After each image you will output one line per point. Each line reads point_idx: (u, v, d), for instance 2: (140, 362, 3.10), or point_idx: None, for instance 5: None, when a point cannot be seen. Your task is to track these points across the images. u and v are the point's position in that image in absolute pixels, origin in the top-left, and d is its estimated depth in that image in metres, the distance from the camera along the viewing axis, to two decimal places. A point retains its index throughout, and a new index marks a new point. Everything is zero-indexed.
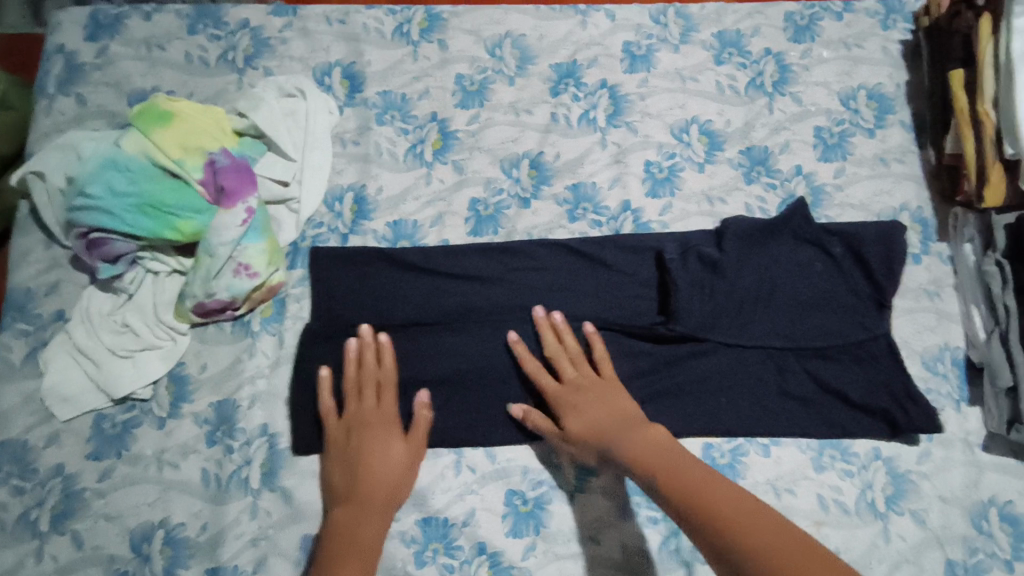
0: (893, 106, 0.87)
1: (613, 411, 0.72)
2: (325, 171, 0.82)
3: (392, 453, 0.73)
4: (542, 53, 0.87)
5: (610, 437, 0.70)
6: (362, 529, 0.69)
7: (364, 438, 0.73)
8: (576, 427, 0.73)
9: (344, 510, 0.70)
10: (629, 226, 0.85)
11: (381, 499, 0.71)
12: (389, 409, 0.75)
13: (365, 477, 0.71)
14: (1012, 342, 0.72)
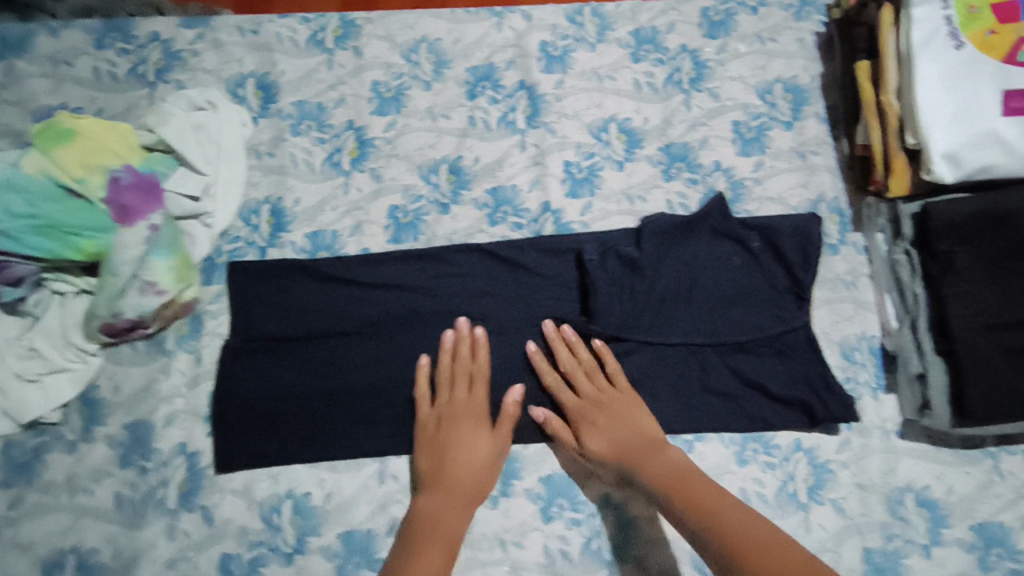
0: (808, 98, 0.88)
1: (636, 430, 0.75)
2: (241, 184, 0.81)
3: (480, 446, 0.75)
4: (457, 57, 0.87)
5: (637, 455, 0.73)
6: (445, 520, 0.71)
7: (451, 432, 0.75)
8: (595, 445, 0.75)
9: (430, 497, 0.73)
10: (549, 227, 0.85)
11: (467, 491, 0.73)
12: (479, 401, 0.77)
13: (450, 469, 0.74)
14: (921, 330, 0.74)
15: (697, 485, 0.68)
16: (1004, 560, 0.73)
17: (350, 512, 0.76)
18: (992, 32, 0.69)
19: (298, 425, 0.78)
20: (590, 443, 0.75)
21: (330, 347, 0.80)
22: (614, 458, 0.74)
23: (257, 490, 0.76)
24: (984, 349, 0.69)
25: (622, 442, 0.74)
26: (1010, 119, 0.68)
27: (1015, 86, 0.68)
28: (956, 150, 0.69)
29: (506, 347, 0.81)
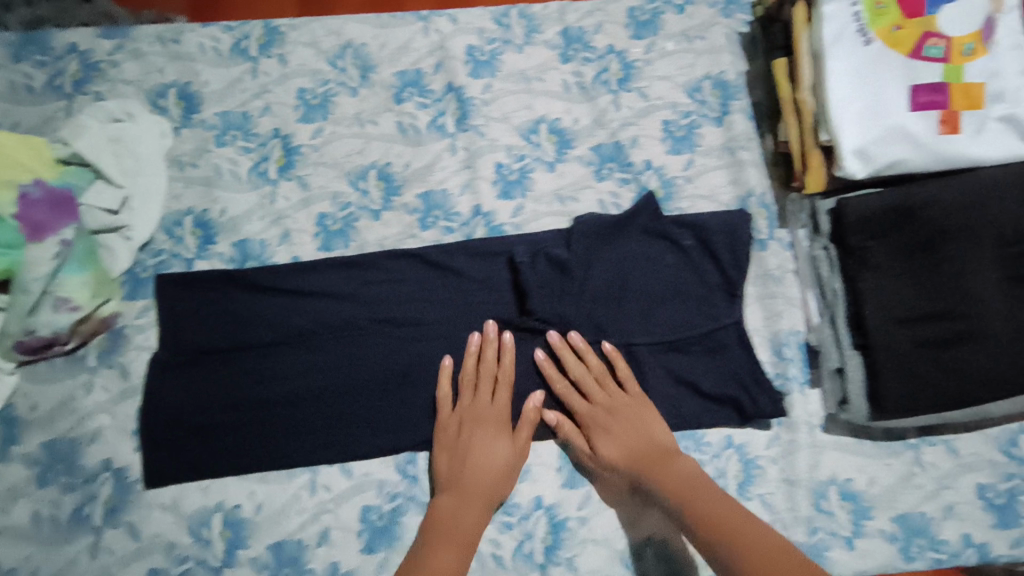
0: (736, 93, 0.88)
1: (650, 438, 0.76)
2: (162, 195, 0.80)
3: (497, 451, 0.75)
4: (383, 62, 0.87)
5: (650, 463, 0.74)
6: (458, 521, 0.73)
7: (469, 437, 0.76)
8: (607, 451, 0.76)
9: (448, 499, 0.74)
10: (481, 231, 0.84)
11: (483, 495, 0.74)
12: (502, 406, 0.77)
13: (467, 473, 0.74)
14: (841, 324, 0.76)
15: (710, 499, 0.69)
16: (926, 551, 0.76)
17: (280, 523, 0.75)
18: (898, 27, 0.70)
19: (229, 437, 0.77)
20: (602, 449, 0.76)
21: (261, 357, 0.78)
22: (626, 464, 0.75)
23: (186, 504, 0.75)
24: (899, 342, 0.71)
25: (636, 449, 0.75)
26: (916, 114, 0.70)
27: (921, 80, 0.70)
28: (866, 146, 0.70)
29: (439, 353, 0.80)
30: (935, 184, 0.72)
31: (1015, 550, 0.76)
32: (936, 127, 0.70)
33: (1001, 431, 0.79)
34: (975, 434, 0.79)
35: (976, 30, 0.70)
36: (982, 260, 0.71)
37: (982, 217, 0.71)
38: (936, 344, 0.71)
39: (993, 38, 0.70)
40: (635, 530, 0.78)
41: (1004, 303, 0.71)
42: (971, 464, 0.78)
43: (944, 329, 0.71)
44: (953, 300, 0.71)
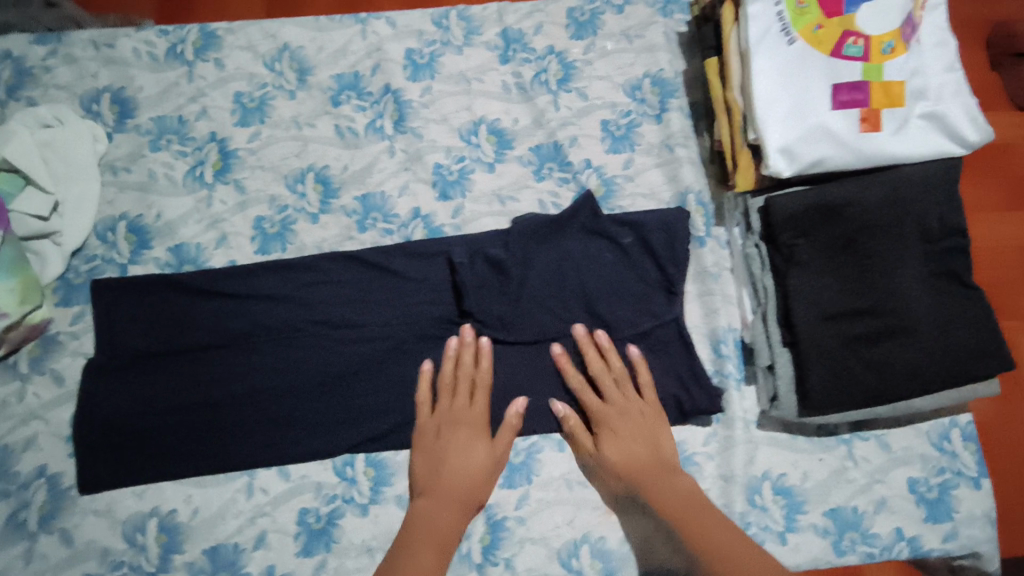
0: (675, 91, 0.88)
1: (650, 446, 0.76)
2: (95, 200, 0.81)
3: (476, 455, 0.76)
4: (320, 65, 0.87)
5: (643, 469, 0.75)
6: (438, 523, 0.72)
7: (456, 442, 0.76)
8: (612, 452, 0.76)
9: (426, 502, 0.74)
10: (420, 233, 0.84)
11: (460, 498, 0.74)
12: (480, 409, 0.77)
13: (446, 475, 0.75)
14: (771, 322, 0.76)
15: (705, 516, 0.71)
16: (858, 544, 0.77)
17: (216, 527, 0.75)
18: (819, 27, 0.71)
19: (166, 440, 0.76)
20: (606, 449, 0.76)
21: (199, 360, 0.78)
22: (622, 468, 0.75)
23: (121, 509, 0.76)
24: (825, 340, 0.72)
25: (635, 455, 0.75)
26: (838, 113, 0.70)
27: (843, 79, 0.71)
28: (792, 144, 0.70)
29: (377, 354, 0.79)
30: (861, 182, 0.72)
31: (946, 544, 0.77)
32: (858, 125, 0.71)
33: (932, 425, 0.80)
34: (909, 429, 0.80)
35: (896, 28, 0.71)
36: (906, 257, 0.72)
37: (906, 214, 0.72)
38: (863, 340, 0.72)
39: (913, 36, 0.72)
40: (572, 529, 0.78)
41: (928, 299, 0.72)
42: (902, 459, 0.79)
43: (871, 326, 0.72)
44: (880, 297, 0.72)
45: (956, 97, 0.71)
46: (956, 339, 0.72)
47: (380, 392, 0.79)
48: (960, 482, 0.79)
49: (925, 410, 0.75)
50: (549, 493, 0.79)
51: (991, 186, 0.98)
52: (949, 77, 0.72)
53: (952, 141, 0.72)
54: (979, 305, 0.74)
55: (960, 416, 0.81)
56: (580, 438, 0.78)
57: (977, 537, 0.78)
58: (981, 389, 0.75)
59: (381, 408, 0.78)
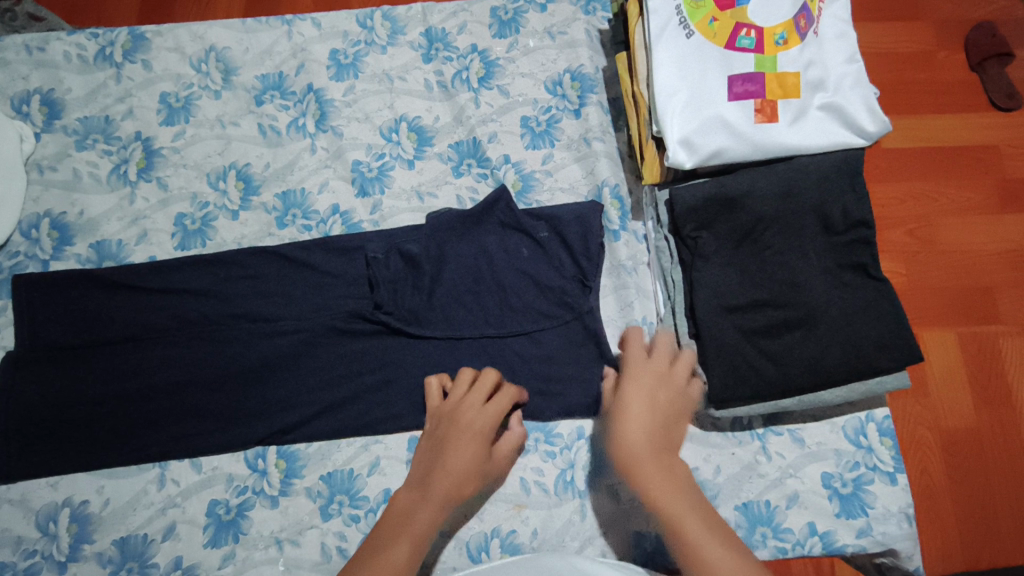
0: (595, 86, 0.89)
1: (669, 430, 0.64)
2: (19, 198, 0.84)
3: (470, 455, 0.69)
4: (245, 65, 0.90)
5: (640, 446, 0.61)
6: (414, 517, 0.67)
7: (459, 434, 0.70)
8: (631, 400, 0.64)
9: (408, 495, 0.69)
10: (337, 228, 0.84)
11: (443, 497, 0.67)
12: (490, 414, 0.71)
13: (437, 470, 0.69)
14: (679, 313, 0.76)
15: (705, 522, 0.58)
16: (769, 539, 0.74)
17: (127, 517, 0.76)
18: (713, 19, 0.72)
19: (79, 431, 0.76)
20: (623, 400, 0.65)
21: (117, 351, 0.78)
22: (622, 437, 0.62)
23: (35, 499, 0.76)
24: (726, 331, 0.72)
25: (640, 422, 0.63)
26: (733, 104, 0.71)
27: (736, 71, 0.72)
28: (689, 135, 0.71)
29: (291, 348, 0.78)
30: (763, 174, 0.73)
31: (860, 540, 0.73)
32: (753, 116, 0.72)
33: (848, 419, 0.77)
34: (824, 424, 0.77)
35: (789, 19, 0.73)
36: (806, 249, 0.72)
37: (803, 205, 0.72)
38: (763, 332, 0.72)
39: (810, 27, 0.73)
40: (481, 523, 0.76)
41: (836, 291, 0.72)
42: (816, 454, 0.76)
43: (772, 318, 0.72)
44: (780, 289, 0.72)
45: (855, 88, 0.72)
46: (861, 332, 0.71)
47: (292, 385, 0.78)
48: (875, 477, 0.75)
49: (832, 403, 0.74)
50: None
51: (979, 188, 1.03)
52: (849, 68, 0.73)
53: (852, 132, 0.73)
54: (890, 298, 0.73)
55: (877, 410, 0.77)
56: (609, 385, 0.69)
57: (892, 534, 0.73)
58: (889, 380, 0.73)
59: (292, 401, 0.78)
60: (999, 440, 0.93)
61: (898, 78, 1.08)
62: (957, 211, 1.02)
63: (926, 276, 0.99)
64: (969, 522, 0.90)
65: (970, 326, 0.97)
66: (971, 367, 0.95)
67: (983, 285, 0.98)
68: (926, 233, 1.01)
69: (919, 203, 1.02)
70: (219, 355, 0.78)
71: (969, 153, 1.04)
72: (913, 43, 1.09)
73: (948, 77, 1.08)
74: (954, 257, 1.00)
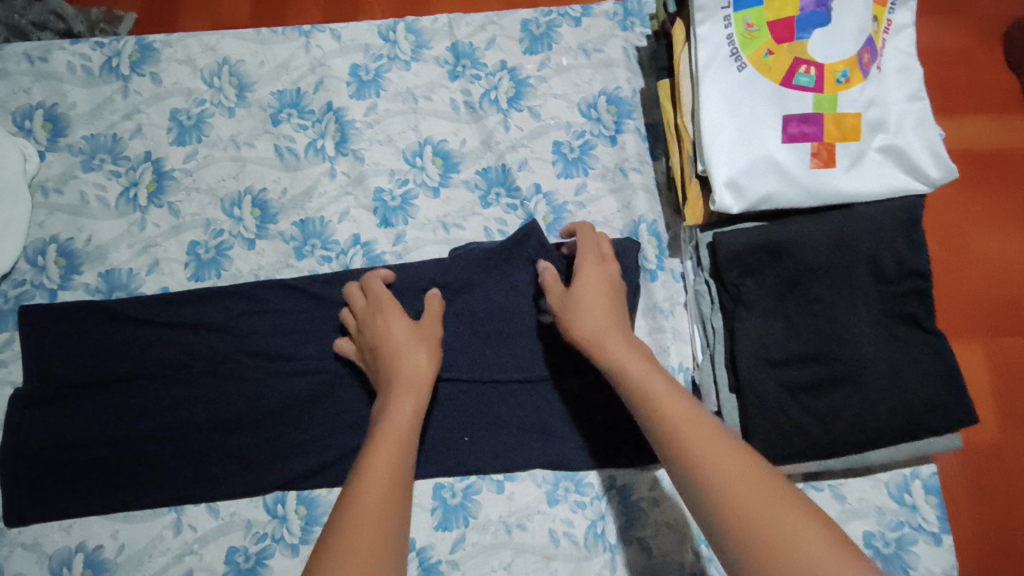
0: (632, 111, 0.84)
1: (617, 316, 0.65)
2: (24, 222, 0.79)
3: (398, 325, 0.68)
4: (261, 80, 0.84)
5: (595, 325, 0.64)
6: (392, 412, 0.59)
7: (387, 313, 0.69)
8: (581, 289, 0.67)
9: (388, 398, 0.62)
10: (359, 260, 0.80)
11: (405, 382, 0.62)
12: (384, 294, 0.71)
13: (391, 361, 0.65)
14: (719, 364, 0.72)
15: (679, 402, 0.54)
16: None
17: (143, 563, 0.73)
18: (769, 53, 0.67)
19: (94, 472, 0.74)
20: (577, 292, 0.67)
21: (129, 389, 0.75)
22: (581, 323, 0.65)
23: (47, 543, 0.73)
24: (768, 386, 0.68)
25: (594, 310, 0.65)
26: (787, 146, 0.66)
27: (792, 110, 0.67)
28: (737, 177, 0.66)
29: (311, 389, 0.75)
30: (813, 221, 0.68)
31: None
32: (809, 160, 0.67)
33: (891, 475, 0.74)
34: (865, 478, 0.75)
35: (852, 55, 0.67)
36: (857, 301, 0.68)
37: (855, 256, 0.68)
38: (808, 389, 0.68)
39: (873, 63, 0.67)
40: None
41: (886, 346, 0.68)
42: (858, 511, 0.73)
43: (819, 373, 0.68)
44: (827, 344, 0.68)
45: (917, 129, 0.67)
46: (913, 391, 0.67)
47: (312, 428, 0.75)
48: (919, 537, 0.72)
49: (878, 462, 0.70)
50: (486, 537, 0.74)
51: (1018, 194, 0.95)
52: (911, 107, 0.67)
53: (913, 176, 0.68)
54: (942, 354, 0.68)
55: (922, 467, 0.74)
56: (551, 286, 0.70)
57: None
58: (939, 442, 0.70)
59: (312, 445, 0.75)
60: (1022, 461, 0.83)
61: (939, 76, 0.99)
62: (994, 219, 0.93)
63: (950, 287, 0.91)
64: (989, 548, 0.80)
65: (994, 336, 0.89)
66: (997, 379, 0.87)
67: (1010, 298, 0.90)
68: (954, 243, 0.93)
69: (949, 210, 0.94)
70: (236, 394, 0.75)
71: (1011, 163, 0.96)
72: (957, 38, 1.01)
73: (995, 78, 0.99)
74: (983, 267, 0.92)
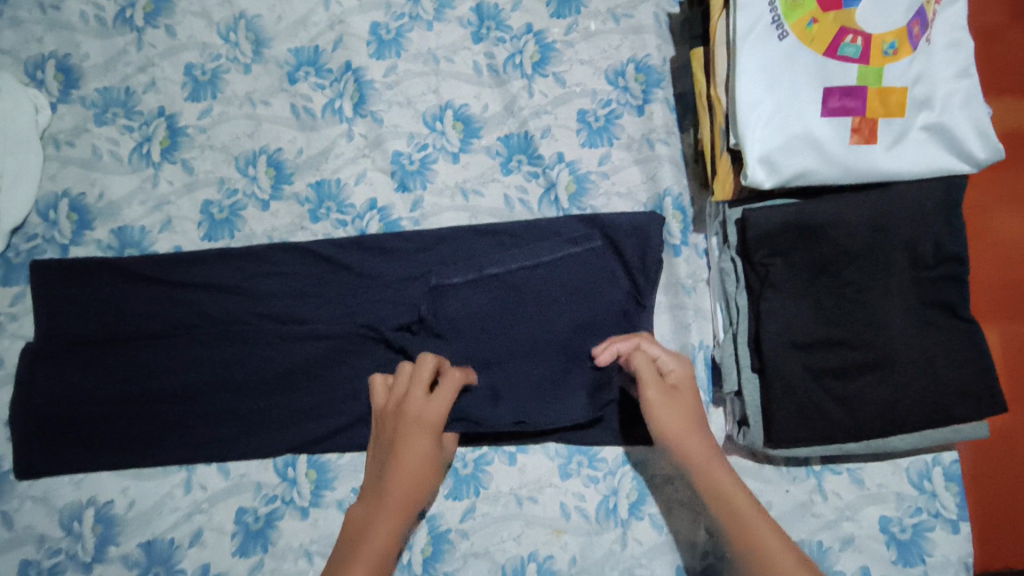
0: (661, 80, 0.81)
1: (704, 430, 0.63)
2: (35, 174, 0.78)
3: (421, 449, 0.65)
4: (278, 36, 0.81)
5: (699, 444, 0.62)
6: (376, 525, 0.62)
7: (418, 424, 0.65)
8: (684, 406, 0.64)
9: (372, 499, 0.64)
10: (375, 225, 0.78)
11: (401, 501, 0.63)
12: (435, 404, 0.66)
13: (393, 476, 0.64)
14: (741, 343, 0.70)
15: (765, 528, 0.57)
16: None
17: (154, 521, 0.74)
18: (814, 22, 0.64)
19: (106, 429, 0.73)
20: (685, 402, 0.64)
21: (141, 349, 0.74)
22: (680, 439, 0.62)
23: (58, 497, 0.74)
24: (793, 367, 0.66)
25: (686, 429, 0.63)
26: (826, 120, 0.64)
27: (835, 83, 0.64)
28: (772, 153, 0.64)
29: (323, 355, 0.74)
30: (850, 199, 0.66)
31: None
32: (849, 137, 0.64)
33: (912, 461, 0.73)
34: (885, 463, 0.73)
35: (901, 26, 0.64)
36: (891, 285, 0.66)
37: (891, 238, 0.65)
38: (834, 373, 0.67)
39: (922, 35, 0.64)
40: (518, 546, 0.73)
41: (917, 333, 0.66)
42: (875, 496, 0.72)
43: (847, 357, 0.66)
44: (857, 329, 0.66)
45: (966, 108, 0.64)
46: (944, 378, 0.66)
47: (323, 393, 0.74)
48: (935, 524, 0.72)
49: (901, 449, 0.69)
50: (496, 508, 0.74)
51: None
52: (960, 84, 0.64)
53: (957, 156, 0.65)
54: (975, 340, 0.67)
55: (944, 454, 0.73)
56: (647, 373, 0.65)
57: None
58: (966, 430, 0.68)
59: (325, 409, 0.74)
60: None
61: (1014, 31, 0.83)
62: None
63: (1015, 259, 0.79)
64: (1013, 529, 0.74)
65: None
66: None
67: None
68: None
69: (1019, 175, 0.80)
70: (249, 358, 0.74)
71: None
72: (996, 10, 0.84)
73: None
74: None
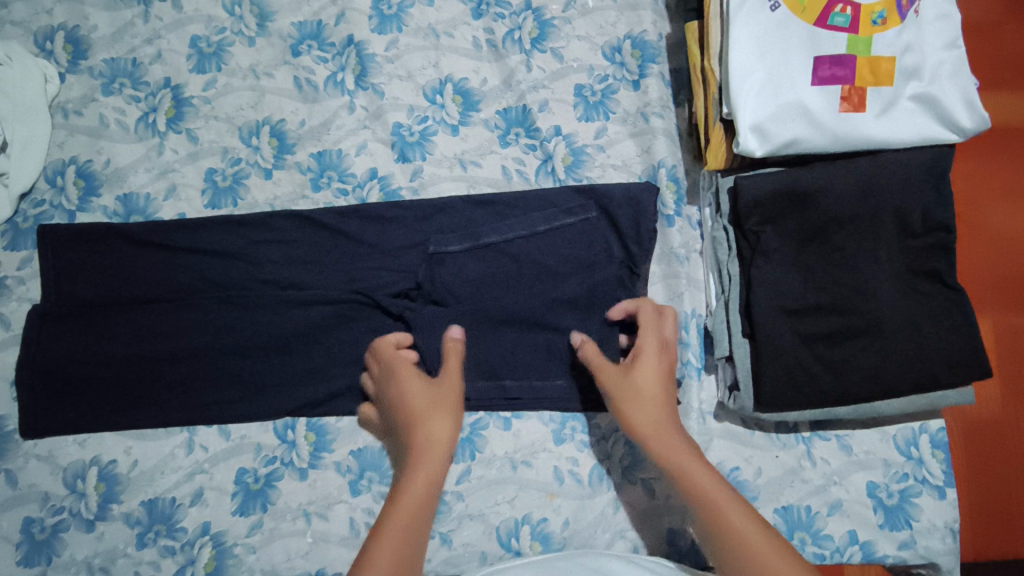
0: (657, 56, 0.82)
1: (662, 400, 0.65)
2: (44, 142, 0.80)
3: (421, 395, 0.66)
4: (282, 10, 0.83)
5: (654, 417, 0.64)
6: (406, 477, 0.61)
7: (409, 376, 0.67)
8: (640, 381, 0.66)
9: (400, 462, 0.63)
10: (376, 195, 0.80)
11: (421, 447, 0.62)
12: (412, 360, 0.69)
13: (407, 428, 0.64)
14: (732, 310, 0.72)
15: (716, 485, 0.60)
16: (807, 545, 0.72)
17: (155, 480, 0.75)
18: None
19: (110, 389, 0.75)
20: (641, 379, 0.66)
21: (145, 311, 0.75)
22: (634, 414, 0.64)
23: (62, 456, 0.75)
24: (782, 333, 0.68)
25: (642, 403, 0.65)
26: (816, 89, 0.65)
27: (824, 52, 0.66)
28: (763, 122, 0.65)
29: (322, 320, 0.75)
30: (840, 168, 0.67)
31: (901, 552, 0.72)
32: (838, 105, 0.66)
33: (900, 429, 0.74)
34: (873, 431, 0.75)
35: None
36: (880, 253, 0.67)
37: (881, 206, 0.67)
38: (823, 339, 0.68)
39: (911, 5, 0.66)
40: (512, 509, 0.74)
41: (905, 300, 0.67)
42: (863, 462, 0.74)
43: (835, 323, 0.68)
44: (846, 295, 0.67)
45: (954, 78, 0.66)
46: (931, 344, 0.67)
47: (322, 357, 0.75)
48: (922, 490, 0.73)
49: (888, 414, 0.70)
50: (491, 471, 0.75)
51: None
52: (948, 55, 0.66)
53: (944, 126, 0.67)
54: (962, 308, 0.68)
55: (931, 422, 0.74)
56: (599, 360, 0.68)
57: (936, 549, 0.72)
58: (952, 396, 0.69)
59: (323, 373, 0.75)
60: None
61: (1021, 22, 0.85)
62: None
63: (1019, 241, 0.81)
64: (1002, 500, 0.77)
65: None
66: None
67: None
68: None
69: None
70: (249, 322, 0.75)
71: None
72: (988, 7, 0.86)
73: None
74: None
